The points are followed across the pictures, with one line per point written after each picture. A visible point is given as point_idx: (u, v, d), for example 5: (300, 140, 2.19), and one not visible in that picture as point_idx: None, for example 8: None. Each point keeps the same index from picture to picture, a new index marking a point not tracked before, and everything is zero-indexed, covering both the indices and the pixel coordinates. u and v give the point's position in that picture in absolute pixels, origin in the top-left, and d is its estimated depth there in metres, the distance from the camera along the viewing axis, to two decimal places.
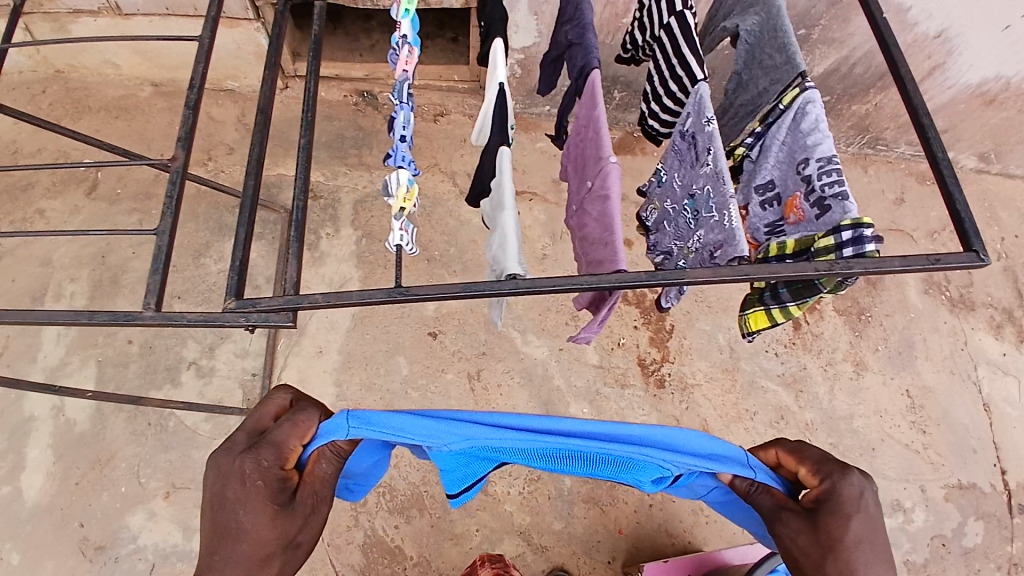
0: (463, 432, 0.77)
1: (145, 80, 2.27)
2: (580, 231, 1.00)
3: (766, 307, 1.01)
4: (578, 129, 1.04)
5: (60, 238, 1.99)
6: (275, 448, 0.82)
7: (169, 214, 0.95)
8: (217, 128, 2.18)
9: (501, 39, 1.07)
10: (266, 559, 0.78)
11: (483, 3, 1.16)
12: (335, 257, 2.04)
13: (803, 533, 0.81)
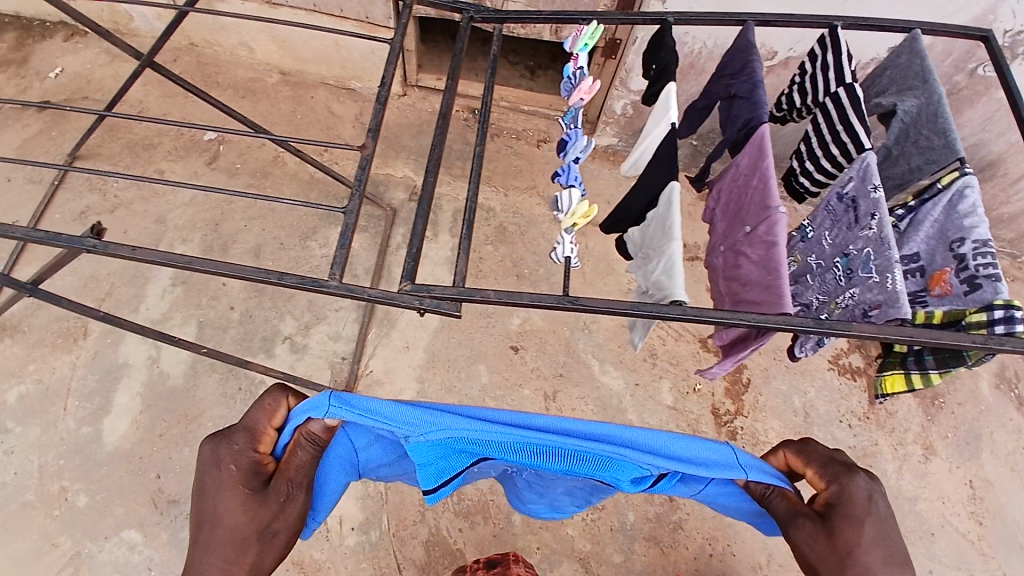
0: (440, 420, 0.84)
1: (273, 67, 2.40)
2: (734, 272, 1.10)
3: (907, 371, 1.17)
4: (739, 174, 1.11)
5: (176, 200, 2.09)
6: (248, 433, 0.92)
7: (358, 195, 1.04)
8: (335, 123, 2.34)
9: (673, 83, 1.14)
10: (244, 542, 0.85)
11: (655, 47, 1.23)
12: (430, 259, 2.14)
13: (820, 538, 0.88)
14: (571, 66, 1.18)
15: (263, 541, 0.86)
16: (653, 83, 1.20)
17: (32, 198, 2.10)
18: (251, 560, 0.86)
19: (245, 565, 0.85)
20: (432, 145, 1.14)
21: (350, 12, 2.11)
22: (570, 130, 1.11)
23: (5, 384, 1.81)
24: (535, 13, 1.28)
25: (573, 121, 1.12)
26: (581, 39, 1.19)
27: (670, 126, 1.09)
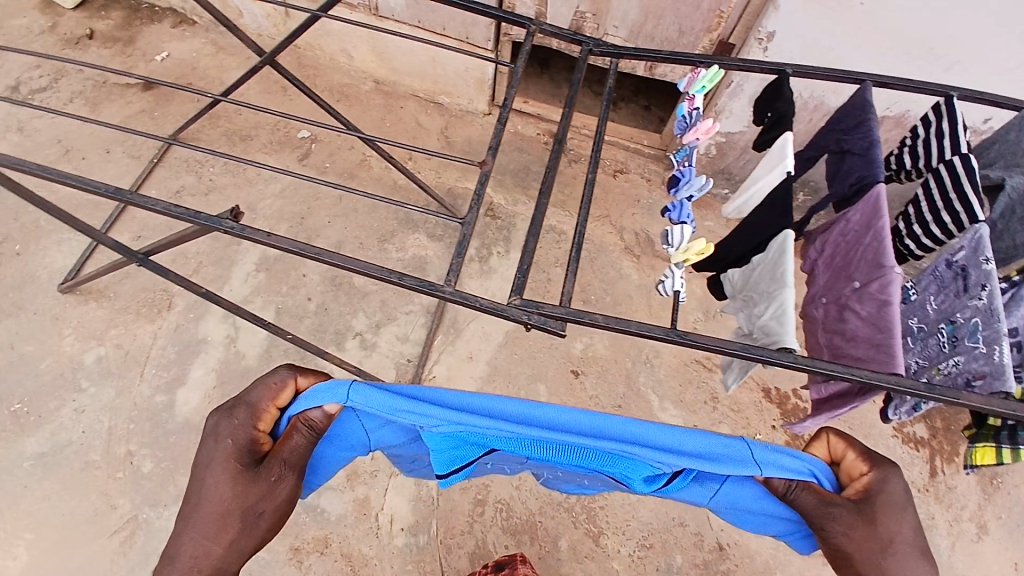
0: (454, 416, 0.85)
1: (369, 76, 2.50)
2: (836, 325, 1.16)
3: (997, 445, 1.17)
4: (850, 230, 1.16)
5: (268, 191, 2.19)
6: (250, 409, 0.93)
7: (476, 209, 1.11)
8: (421, 134, 2.43)
9: (790, 133, 1.16)
10: (224, 518, 0.85)
11: (772, 95, 1.25)
12: (501, 275, 2.20)
13: (860, 528, 0.84)
14: (686, 106, 1.21)
15: (245, 519, 0.86)
16: (768, 131, 1.23)
17: (132, 172, 2.22)
18: (228, 539, 0.85)
19: (223, 541, 0.84)
20: (546, 167, 1.19)
21: (452, 31, 2.20)
22: (683, 168, 1.14)
23: (86, 345, 1.86)
24: (656, 50, 1.31)
25: (687, 160, 1.15)
26: (698, 80, 1.22)
27: (785, 174, 1.10)
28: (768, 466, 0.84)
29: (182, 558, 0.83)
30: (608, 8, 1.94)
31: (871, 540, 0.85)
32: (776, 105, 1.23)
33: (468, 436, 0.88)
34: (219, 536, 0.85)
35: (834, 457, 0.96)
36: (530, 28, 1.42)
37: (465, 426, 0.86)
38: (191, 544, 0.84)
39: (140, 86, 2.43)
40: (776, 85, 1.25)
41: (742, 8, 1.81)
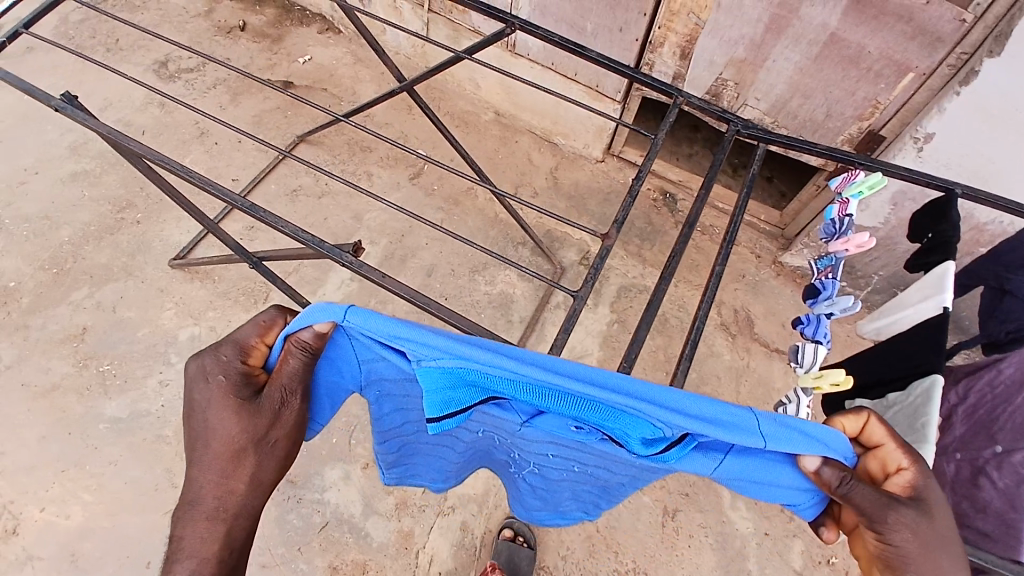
0: (461, 350, 0.77)
1: (491, 107, 2.54)
2: (968, 490, 1.03)
3: None
4: (1002, 391, 1.07)
5: (375, 204, 2.25)
6: (237, 346, 0.90)
7: (592, 283, 1.06)
8: (530, 171, 2.44)
9: (952, 262, 1.05)
10: (239, 452, 0.87)
11: (933, 216, 1.14)
12: (585, 327, 2.13)
13: (918, 526, 0.77)
14: (835, 212, 1.15)
15: (260, 448, 0.88)
16: (924, 253, 1.12)
17: (255, 164, 2.33)
18: (244, 470, 0.88)
19: (242, 476, 0.88)
20: (672, 249, 1.12)
21: (583, 78, 2.20)
22: (825, 280, 1.07)
23: (183, 322, 1.95)
24: (812, 144, 1.21)
25: (830, 271, 1.07)
26: (853, 185, 1.12)
27: (940, 308, 1.01)
28: (779, 442, 0.75)
29: (207, 499, 0.87)
30: (752, 78, 1.86)
31: (927, 547, 0.77)
32: (939, 226, 1.12)
33: (468, 376, 0.80)
34: (238, 472, 0.88)
35: (863, 436, 0.85)
36: (678, 99, 1.36)
37: (467, 364, 0.77)
38: (212, 482, 0.87)
39: (279, 83, 2.57)
40: (940, 205, 1.13)
41: (902, 101, 1.69)
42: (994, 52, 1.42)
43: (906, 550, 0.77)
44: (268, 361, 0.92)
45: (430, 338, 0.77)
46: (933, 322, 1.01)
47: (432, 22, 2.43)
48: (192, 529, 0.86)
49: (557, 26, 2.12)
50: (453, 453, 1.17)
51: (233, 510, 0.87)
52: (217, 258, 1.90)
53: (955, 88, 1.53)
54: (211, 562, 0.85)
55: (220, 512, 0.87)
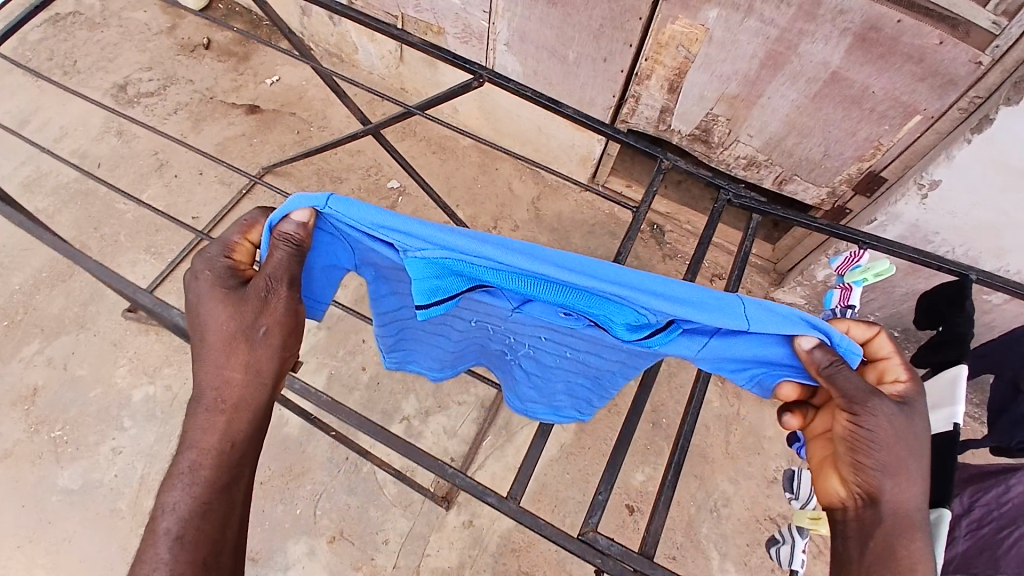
0: (441, 238, 0.75)
1: (470, 131, 2.40)
2: None
3: None
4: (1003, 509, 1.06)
5: None
6: (223, 244, 0.93)
7: None
8: (511, 202, 2.30)
9: (963, 368, 0.98)
10: (234, 343, 0.87)
11: (943, 304, 1.05)
12: None
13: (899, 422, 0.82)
14: (835, 301, 1.07)
15: (251, 336, 0.87)
16: (931, 349, 1.04)
17: (217, 201, 2.19)
18: (242, 360, 0.87)
19: (237, 365, 0.87)
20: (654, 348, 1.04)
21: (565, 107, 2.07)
22: None
23: (136, 380, 1.82)
24: (812, 218, 1.12)
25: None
26: (857, 271, 1.03)
27: (950, 425, 0.95)
28: (765, 323, 0.76)
29: (206, 392, 0.87)
30: (745, 114, 1.75)
31: (898, 442, 0.82)
32: (952, 321, 1.03)
33: (454, 266, 0.79)
34: (235, 360, 0.87)
35: (869, 348, 0.94)
36: (663, 162, 1.25)
37: (451, 254, 0.77)
38: (211, 375, 0.87)
39: (245, 108, 2.41)
40: (954, 295, 1.04)
41: (906, 144, 1.60)
42: (1012, 99, 1.31)
43: (877, 436, 0.82)
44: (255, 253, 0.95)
45: (417, 228, 0.76)
46: (943, 438, 0.95)
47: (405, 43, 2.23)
48: (194, 428, 0.87)
49: (537, 53, 1.97)
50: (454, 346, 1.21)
51: (232, 402, 0.87)
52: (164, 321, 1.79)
53: (966, 135, 1.42)
54: (212, 455, 0.85)
55: (219, 404, 0.87)
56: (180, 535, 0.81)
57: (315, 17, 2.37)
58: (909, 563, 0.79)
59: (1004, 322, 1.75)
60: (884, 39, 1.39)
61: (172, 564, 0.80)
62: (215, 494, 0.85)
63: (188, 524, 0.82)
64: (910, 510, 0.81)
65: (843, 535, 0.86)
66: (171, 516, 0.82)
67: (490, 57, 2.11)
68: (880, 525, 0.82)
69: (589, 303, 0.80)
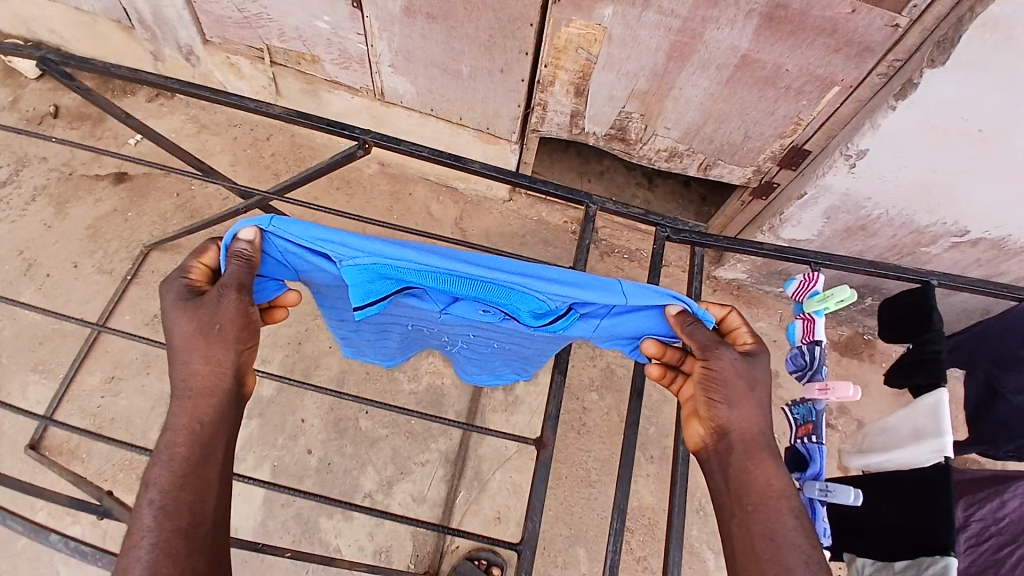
0: (369, 247, 0.84)
1: (373, 157, 2.18)
2: None
3: None
4: (1005, 527, 1.07)
5: None
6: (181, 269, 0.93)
7: (537, 516, 0.90)
8: (433, 227, 2.13)
9: (944, 392, 0.96)
10: (193, 340, 0.87)
11: (912, 323, 1.03)
12: (529, 405, 1.90)
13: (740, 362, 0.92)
14: (799, 337, 1.02)
15: (207, 334, 0.87)
16: (907, 370, 1.01)
17: (103, 294, 1.94)
18: (204, 353, 0.88)
19: (202, 357, 0.88)
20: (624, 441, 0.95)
21: (470, 121, 1.91)
22: (810, 444, 0.93)
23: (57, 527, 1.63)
24: (759, 246, 1.07)
25: (811, 430, 0.94)
26: (816, 299, 0.99)
27: (942, 458, 0.94)
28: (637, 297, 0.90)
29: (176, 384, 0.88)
30: (659, 108, 1.65)
31: (739, 378, 0.92)
32: (923, 338, 1.01)
33: (385, 272, 0.88)
34: (197, 353, 0.88)
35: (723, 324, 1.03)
36: (590, 208, 1.12)
37: (381, 261, 0.86)
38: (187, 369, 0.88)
39: (111, 177, 2.08)
40: (922, 310, 1.02)
41: (826, 116, 1.54)
42: (936, 61, 1.24)
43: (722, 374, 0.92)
44: (213, 273, 0.95)
45: (346, 239, 0.85)
46: (939, 476, 0.94)
47: (279, 75, 1.96)
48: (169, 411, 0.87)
49: (428, 70, 1.76)
50: (392, 341, 1.28)
51: (199, 386, 0.88)
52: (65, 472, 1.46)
53: (890, 102, 1.37)
54: (187, 433, 0.86)
55: (189, 392, 0.88)
56: (160, 508, 0.80)
57: (170, 60, 2.08)
58: (763, 480, 0.88)
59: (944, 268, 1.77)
60: (793, 16, 1.29)
61: (157, 536, 0.79)
62: (192, 472, 0.84)
63: (168, 498, 0.81)
64: (756, 434, 0.91)
65: (709, 472, 0.94)
66: (152, 489, 0.81)
67: (377, 80, 1.86)
68: (733, 454, 0.90)
69: (490, 291, 0.91)
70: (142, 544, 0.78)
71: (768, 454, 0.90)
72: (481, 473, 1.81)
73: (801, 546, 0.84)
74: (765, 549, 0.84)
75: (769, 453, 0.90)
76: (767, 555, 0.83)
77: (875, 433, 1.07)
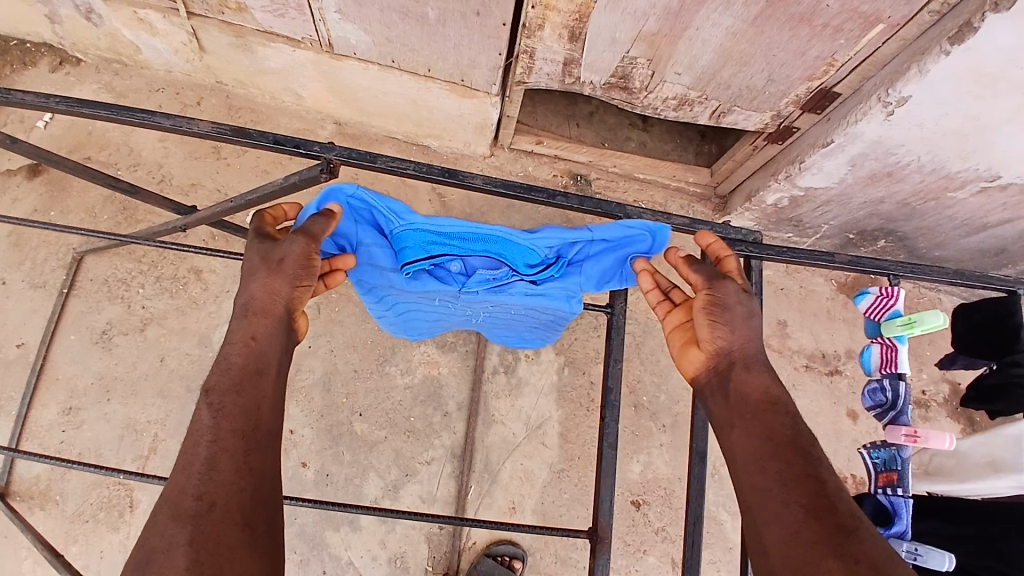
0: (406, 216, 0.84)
1: (329, 116, 1.88)
2: None
3: None
4: None
5: (226, 314, 1.72)
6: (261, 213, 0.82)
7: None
8: (409, 195, 1.87)
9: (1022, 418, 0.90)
10: (255, 263, 0.75)
11: (992, 341, 0.92)
12: (534, 386, 1.77)
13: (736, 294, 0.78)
14: (876, 366, 0.93)
15: (272, 265, 0.75)
16: (986, 395, 0.94)
17: (40, 313, 1.68)
18: (268, 279, 0.75)
19: (258, 282, 0.74)
20: (690, 513, 0.85)
21: (439, 72, 1.61)
22: (892, 495, 0.88)
23: None
24: (833, 259, 0.91)
25: (894, 480, 0.88)
26: (898, 323, 0.90)
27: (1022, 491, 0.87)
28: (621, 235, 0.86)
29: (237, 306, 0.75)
30: (668, 53, 1.39)
31: (736, 308, 0.78)
32: (1006, 359, 0.91)
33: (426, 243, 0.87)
34: (254, 281, 0.75)
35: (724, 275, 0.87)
36: (625, 223, 0.93)
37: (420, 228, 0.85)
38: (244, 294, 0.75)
39: (25, 170, 1.76)
40: (1007, 327, 0.90)
41: (864, 57, 1.32)
42: (1001, 6, 1.04)
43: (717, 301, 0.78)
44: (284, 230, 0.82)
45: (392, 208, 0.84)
46: None
47: (200, 29, 1.60)
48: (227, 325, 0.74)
49: (384, 16, 1.43)
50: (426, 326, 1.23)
51: (260, 304, 0.74)
52: (40, 545, 1.34)
53: (942, 46, 1.16)
54: (247, 344, 0.72)
55: (247, 313, 0.74)
56: (219, 407, 0.67)
57: (68, 22, 1.70)
58: (757, 397, 0.73)
59: (966, 213, 1.63)
60: None
61: (215, 435, 0.65)
62: (254, 382, 0.70)
63: (227, 400, 0.68)
64: (754, 356, 0.76)
65: (705, 403, 0.79)
66: (211, 390, 0.68)
67: (322, 29, 1.53)
68: (728, 374, 0.76)
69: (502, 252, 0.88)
70: (200, 444, 0.65)
71: (766, 369, 0.76)
72: (490, 465, 1.71)
73: (805, 447, 0.68)
74: (765, 452, 0.68)
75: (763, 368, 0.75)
76: (768, 456, 0.67)
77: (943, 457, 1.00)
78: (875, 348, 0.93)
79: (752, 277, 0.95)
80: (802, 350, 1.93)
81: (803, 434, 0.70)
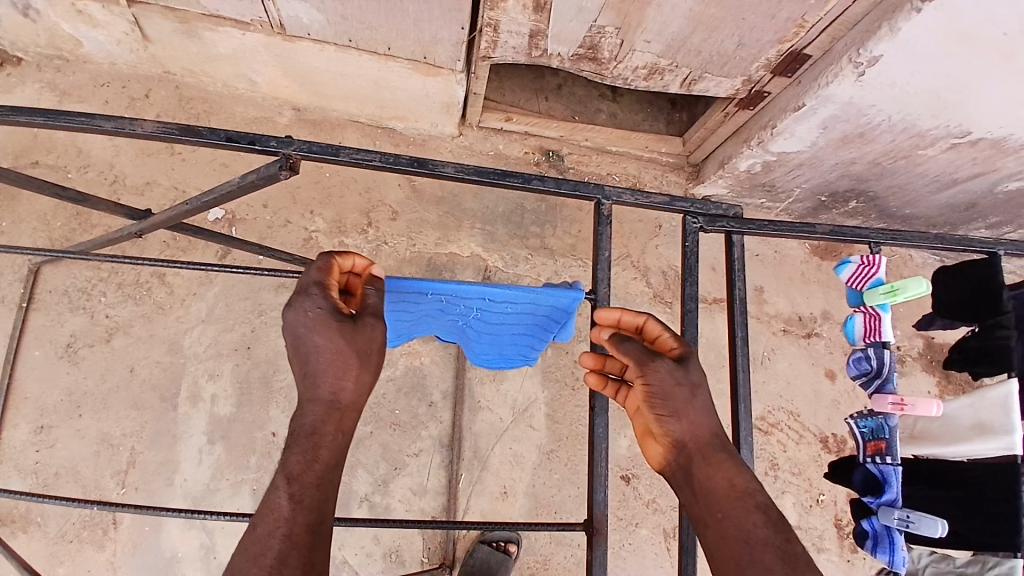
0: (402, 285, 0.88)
1: (286, 102, 1.80)
2: None
3: None
4: None
5: (195, 319, 1.65)
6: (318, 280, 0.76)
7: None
8: (378, 181, 1.81)
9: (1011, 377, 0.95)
10: (344, 359, 0.73)
11: (969, 307, 0.97)
12: (517, 369, 1.75)
13: (670, 375, 0.75)
14: (860, 336, 0.95)
15: (365, 360, 0.75)
16: (971, 360, 0.97)
17: None
18: (359, 373, 0.75)
19: (349, 380, 0.74)
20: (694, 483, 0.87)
21: (400, 50, 1.54)
22: (880, 463, 0.92)
23: None
24: (815, 230, 0.90)
25: (883, 448, 0.92)
26: (881, 291, 0.91)
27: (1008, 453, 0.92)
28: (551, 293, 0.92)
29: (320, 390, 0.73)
30: (638, 19, 1.35)
31: (678, 392, 0.74)
32: (988, 322, 0.95)
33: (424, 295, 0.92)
34: (344, 373, 0.74)
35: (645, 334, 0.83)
36: (604, 205, 0.90)
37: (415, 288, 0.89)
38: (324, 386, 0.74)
39: None
40: (988, 290, 0.94)
41: (835, 17, 1.29)
42: None
43: (661, 390, 0.74)
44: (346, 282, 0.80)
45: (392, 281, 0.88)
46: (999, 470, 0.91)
47: (142, 17, 1.51)
48: (309, 407, 0.73)
49: None
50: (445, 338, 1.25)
51: (349, 399, 0.74)
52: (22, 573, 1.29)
53: (913, 3, 1.13)
54: (334, 437, 0.72)
55: (336, 402, 0.73)
56: (298, 498, 0.66)
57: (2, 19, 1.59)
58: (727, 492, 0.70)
59: (936, 169, 1.63)
60: None
61: (291, 529, 0.64)
62: (333, 478, 0.70)
63: (309, 493, 0.67)
64: (712, 441, 0.74)
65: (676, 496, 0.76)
66: (294, 479, 0.67)
67: (271, 9, 1.44)
68: (690, 470, 0.73)
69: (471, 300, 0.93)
70: (275, 534, 0.63)
71: (726, 455, 0.73)
72: (478, 453, 1.70)
73: (780, 546, 0.66)
74: (744, 556, 0.65)
75: (725, 453, 0.73)
76: (747, 561, 0.65)
77: (927, 422, 1.03)
78: (860, 320, 0.95)
79: (733, 253, 0.92)
80: (779, 314, 1.94)
81: (775, 526, 0.68)
